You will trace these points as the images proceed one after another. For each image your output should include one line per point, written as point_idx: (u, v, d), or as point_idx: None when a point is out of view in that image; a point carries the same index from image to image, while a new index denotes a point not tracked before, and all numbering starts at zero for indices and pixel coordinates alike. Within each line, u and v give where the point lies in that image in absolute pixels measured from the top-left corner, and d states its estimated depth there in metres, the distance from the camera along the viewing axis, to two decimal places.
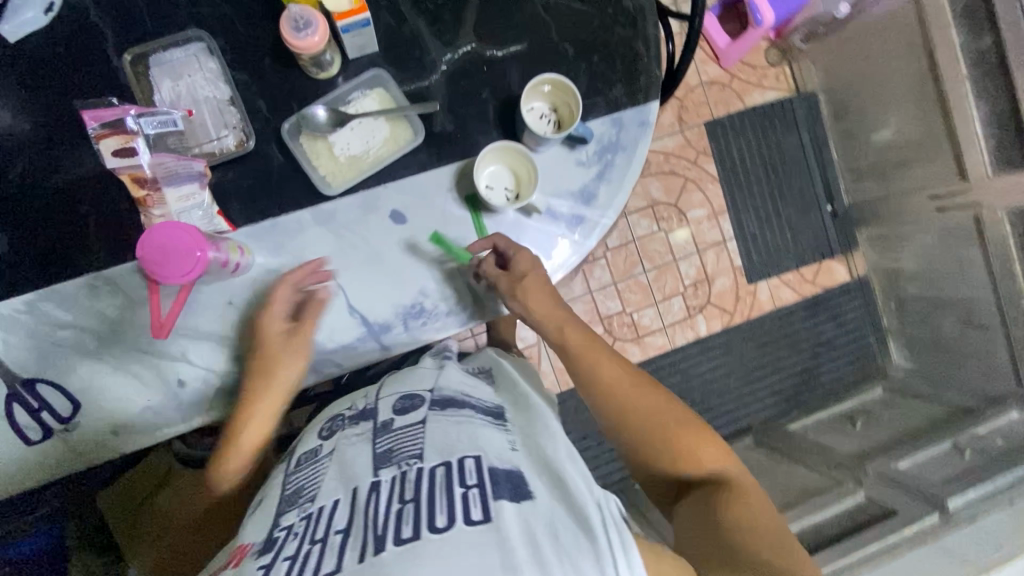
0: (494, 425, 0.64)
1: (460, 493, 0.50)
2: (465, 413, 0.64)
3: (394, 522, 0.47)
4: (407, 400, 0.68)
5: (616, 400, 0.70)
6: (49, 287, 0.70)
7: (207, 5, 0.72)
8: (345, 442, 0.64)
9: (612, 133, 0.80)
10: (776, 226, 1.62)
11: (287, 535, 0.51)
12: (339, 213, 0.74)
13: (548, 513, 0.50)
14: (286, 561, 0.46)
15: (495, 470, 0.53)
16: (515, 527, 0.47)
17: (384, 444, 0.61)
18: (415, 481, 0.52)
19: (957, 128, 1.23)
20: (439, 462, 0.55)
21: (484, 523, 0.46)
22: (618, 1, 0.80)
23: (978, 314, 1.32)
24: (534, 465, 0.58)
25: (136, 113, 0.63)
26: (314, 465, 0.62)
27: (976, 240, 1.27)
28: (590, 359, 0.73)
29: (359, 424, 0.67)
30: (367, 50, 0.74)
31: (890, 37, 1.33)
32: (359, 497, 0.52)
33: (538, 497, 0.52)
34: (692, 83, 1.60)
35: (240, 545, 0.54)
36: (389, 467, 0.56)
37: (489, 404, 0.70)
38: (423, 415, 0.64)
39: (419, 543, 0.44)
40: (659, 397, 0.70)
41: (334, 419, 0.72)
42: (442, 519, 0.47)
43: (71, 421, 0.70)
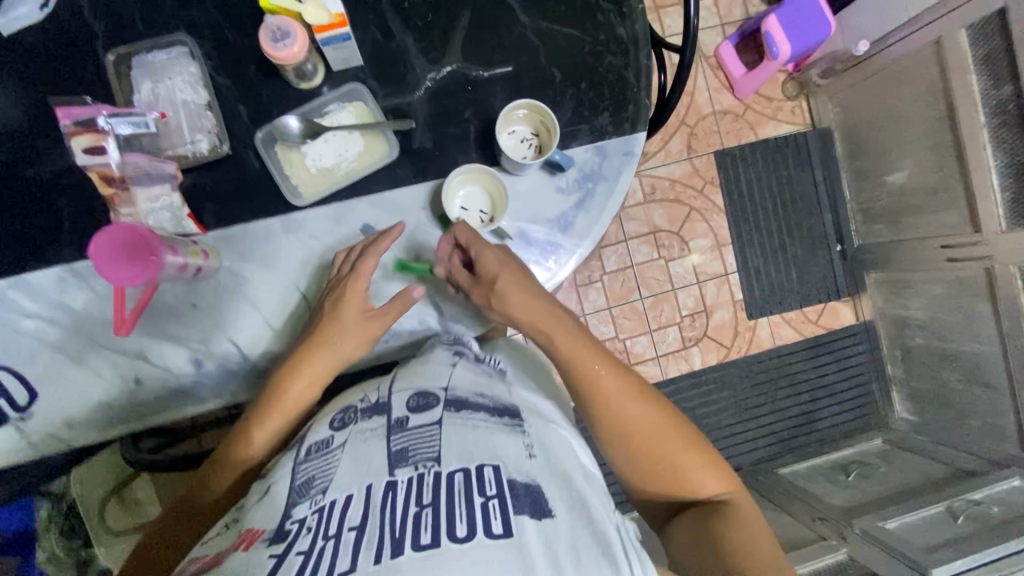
0: (511, 428, 0.55)
1: (479, 503, 0.44)
2: (481, 416, 0.56)
3: (413, 528, 0.41)
4: (423, 396, 0.59)
5: (612, 414, 0.64)
6: (18, 276, 0.70)
7: (197, 10, 0.73)
8: (359, 436, 0.54)
9: (595, 161, 0.78)
10: (781, 262, 1.57)
11: (299, 528, 0.43)
12: (310, 223, 0.73)
13: (569, 532, 0.45)
14: (302, 555, 0.39)
15: (515, 481, 0.47)
16: (537, 545, 0.41)
17: (401, 440, 0.52)
18: (435, 486, 0.45)
19: (972, 176, 1.16)
20: (457, 467, 0.48)
21: (507, 539, 0.41)
22: (611, 29, 0.79)
23: (984, 373, 1.25)
24: (552, 475, 0.51)
25: (109, 113, 0.64)
26: (325, 455, 0.53)
27: (986, 295, 1.20)
28: (586, 369, 0.65)
29: (373, 418, 0.57)
30: (351, 63, 0.74)
31: (907, 80, 1.26)
32: (374, 495, 0.45)
33: (558, 514, 0.46)
34: (704, 111, 1.56)
35: (249, 528, 0.45)
36: (406, 467, 0.48)
37: (507, 403, 0.61)
38: (442, 413, 0.56)
39: (440, 554, 0.39)
40: (654, 408, 0.65)
41: (346, 410, 0.61)
42: (463, 528, 0.41)
43: (26, 411, 0.70)
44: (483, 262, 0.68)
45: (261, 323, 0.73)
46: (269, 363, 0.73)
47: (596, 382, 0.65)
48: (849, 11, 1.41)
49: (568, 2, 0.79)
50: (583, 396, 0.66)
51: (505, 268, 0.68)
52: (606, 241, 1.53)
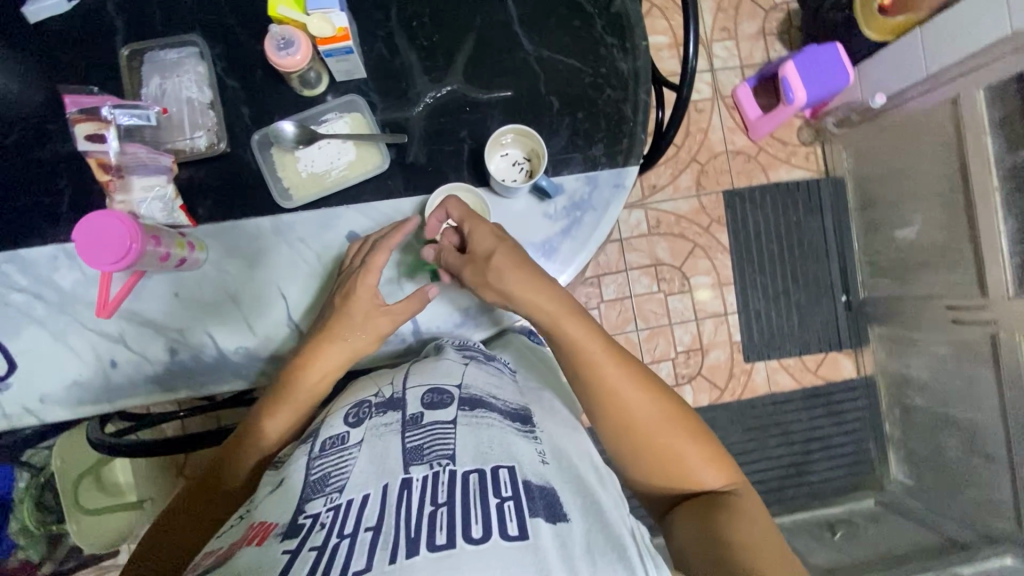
0: (523, 432, 0.54)
1: (494, 505, 0.42)
2: (495, 414, 0.54)
3: (428, 528, 0.40)
4: (438, 393, 0.56)
5: (612, 400, 0.63)
6: (13, 251, 0.73)
7: (214, 13, 0.76)
8: (374, 433, 0.51)
9: (585, 191, 0.78)
10: (784, 307, 1.53)
11: (312, 523, 0.42)
12: (298, 225, 0.75)
13: (584, 537, 0.44)
14: (314, 551, 0.39)
15: (531, 484, 0.46)
16: (553, 548, 0.40)
17: (417, 437, 0.50)
18: (450, 486, 0.44)
19: (981, 236, 1.13)
20: (473, 467, 0.46)
21: (523, 542, 0.40)
22: (614, 63, 0.80)
23: (983, 442, 1.19)
24: (567, 481, 0.50)
25: (113, 105, 0.70)
26: (339, 452, 0.50)
27: (990, 361, 1.15)
28: (589, 355, 0.64)
29: (387, 412, 0.54)
30: (355, 75, 0.76)
31: (921, 134, 1.26)
32: (390, 494, 0.43)
33: (573, 519, 0.45)
34: (716, 150, 1.52)
35: (261, 523, 0.44)
36: (421, 465, 0.46)
37: (516, 405, 0.59)
38: (458, 413, 0.53)
39: (456, 556, 0.38)
40: (657, 397, 0.63)
41: (360, 404, 0.57)
42: (479, 530, 0.40)
43: (5, 381, 0.72)
44: (476, 240, 0.68)
45: (241, 317, 0.74)
46: (244, 359, 0.75)
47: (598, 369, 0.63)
48: (869, 63, 1.34)
49: (573, 34, 0.80)
50: (583, 382, 0.64)
51: (501, 244, 0.68)
52: (605, 269, 1.50)
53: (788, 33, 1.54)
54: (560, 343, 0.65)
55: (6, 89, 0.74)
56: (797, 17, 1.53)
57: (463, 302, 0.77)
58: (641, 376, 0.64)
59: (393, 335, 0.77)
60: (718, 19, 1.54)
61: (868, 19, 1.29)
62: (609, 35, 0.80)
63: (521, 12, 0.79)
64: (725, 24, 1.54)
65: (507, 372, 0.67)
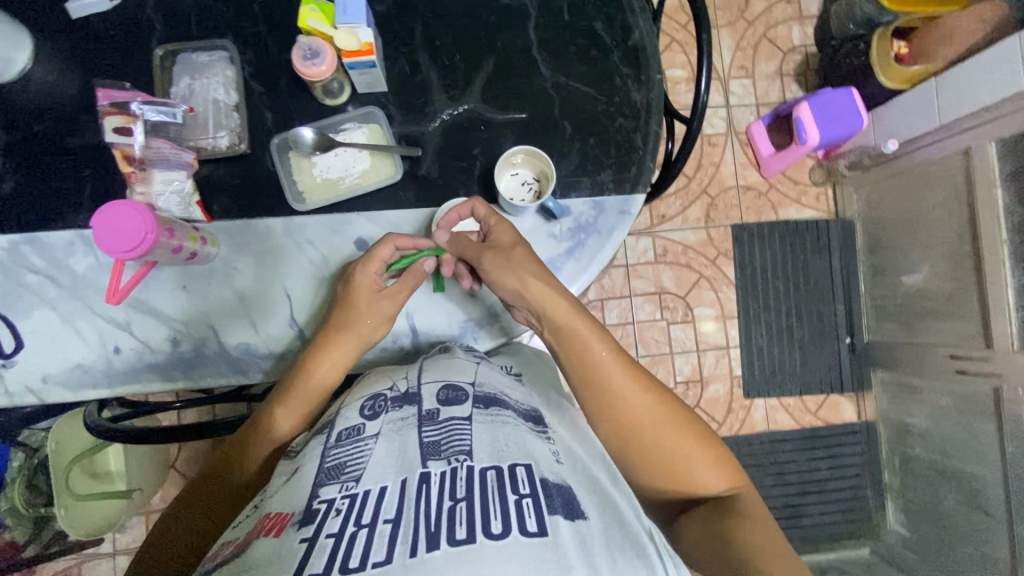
0: (536, 432, 0.55)
1: (513, 501, 0.42)
2: (510, 414, 0.55)
3: (448, 522, 0.40)
4: (453, 389, 0.57)
5: (620, 407, 0.62)
6: (33, 233, 0.75)
7: (246, 21, 0.79)
8: (392, 428, 0.52)
9: (591, 214, 0.79)
10: (787, 345, 1.52)
11: (328, 509, 0.42)
12: (308, 227, 0.77)
13: (602, 536, 0.43)
14: (332, 538, 0.39)
15: (548, 481, 0.46)
16: (573, 545, 0.40)
17: (434, 432, 0.50)
18: (468, 481, 0.44)
19: (988, 287, 1.12)
20: (490, 464, 0.46)
21: (543, 539, 0.39)
22: (627, 93, 0.82)
23: (983, 498, 1.16)
24: (583, 482, 0.50)
25: (142, 101, 0.72)
26: (356, 442, 0.50)
27: (993, 415, 1.13)
28: (595, 358, 0.64)
29: (403, 407, 0.55)
30: (376, 88, 0.79)
31: (933, 183, 1.25)
32: (409, 487, 0.43)
33: (591, 518, 0.45)
34: (727, 184, 1.54)
35: (279, 513, 0.45)
36: (438, 461, 0.47)
37: (527, 406, 0.60)
38: (473, 410, 0.54)
39: (476, 550, 0.37)
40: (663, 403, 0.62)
41: (375, 397, 0.57)
42: (499, 525, 0.40)
43: (10, 358, 0.74)
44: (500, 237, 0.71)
45: (245, 313, 0.76)
46: (244, 354, 0.76)
47: (604, 372, 0.63)
48: (882, 109, 1.37)
49: (590, 63, 0.82)
50: (590, 384, 0.64)
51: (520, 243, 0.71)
52: (609, 294, 1.50)
53: (804, 75, 1.56)
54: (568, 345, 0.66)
55: (43, 79, 0.77)
56: (815, 61, 1.56)
57: (469, 309, 0.79)
58: (647, 380, 0.64)
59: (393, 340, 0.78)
60: (736, 57, 1.56)
61: (885, 68, 1.29)
62: (624, 66, 0.83)
63: (541, 39, 0.82)
64: (743, 63, 1.56)
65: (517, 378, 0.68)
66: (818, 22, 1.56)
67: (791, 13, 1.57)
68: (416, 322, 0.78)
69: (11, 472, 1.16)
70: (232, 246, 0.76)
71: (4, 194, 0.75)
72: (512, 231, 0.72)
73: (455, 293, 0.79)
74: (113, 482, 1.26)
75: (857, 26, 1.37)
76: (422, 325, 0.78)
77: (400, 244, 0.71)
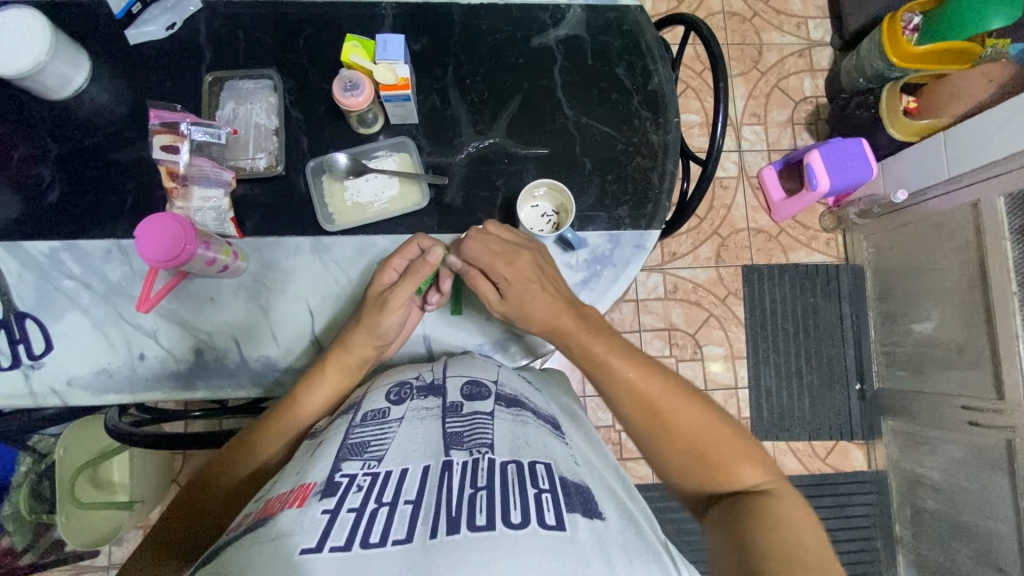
0: (555, 434, 0.60)
1: (533, 494, 0.46)
2: (530, 415, 0.60)
3: (468, 509, 0.43)
4: (476, 385, 0.64)
5: (636, 408, 0.62)
6: (73, 240, 0.79)
7: (291, 54, 0.84)
8: (415, 415, 0.58)
9: (607, 247, 0.82)
10: (795, 388, 1.52)
11: (350, 484, 0.47)
12: (335, 246, 0.80)
13: (618, 536, 0.46)
14: (353, 512, 0.43)
15: (566, 481, 0.49)
16: (589, 541, 0.43)
17: (457, 423, 0.56)
18: (490, 471, 0.48)
19: (1000, 339, 1.12)
20: (510, 458, 0.51)
21: (560, 532, 0.42)
22: (646, 134, 0.86)
23: (997, 555, 1.14)
24: (599, 485, 0.53)
25: (190, 121, 0.76)
26: (381, 425, 0.57)
27: (1007, 469, 1.11)
28: (601, 365, 0.64)
29: (428, 397, 0.61)
30: (408, 120, 0.83)
31: (942, 234, 1.26)
32: (431, 472, 0.48)
33: (608, 518, 0.48)
34: (738, 226, 1.57)
35: (302, 483, 0.49)
36: (461, 450, 0.51)
37: (545, 411, 0.66)
38: (495, 406, 0.60)
39: (495, 537, 0.41)
40: (681, 402, 0.61)
41: (401, 385, 0.65)
42: (518, 516, 0.43)
43: (38, 360, 0.77)
44: (511, 287, 0.68)
45: (267, 327, 0.78)
46: (264, 366, 0.78)
47: (612, 375, 0.63)
48: (892, 160, 1.41)
49: (610, 104, 0.86)
50: (599, 387, 0.65)
51: (534, 292, 0.68)
52: (619, 327, 1.52)
53: (816, 124, 1.61)
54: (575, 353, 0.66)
55: (98, 98, 0.82)
56: (825, 112, 1.61)
57: (492, 332, 0.81)
58: (661, 376, 0.63)
59: (410, 357, 0.80)
60: (749, 105, 1.62)
61: (894, 121, 1.35)
62: (643, 109, 0.87)
63: (565, 80, 0.87)
64: (756, 110, 1.62)
65: (530, 383, 0.73)
66: (829, 75, 1.62)
67: (802, 65, 1.64)
68: (433, 342, 0.81)
69: (17, 478, 1.17)
70: (255, 249, 0.79)
71: (50, 204, 0.79)
72: (527, 268, 0.69)
73: (473, 316, 0.81)
74: (115, 493, 1.26)
75: (867, 81, 1.42)
76: (438, 341, 0.81)
77: (423, 244, 0.73)
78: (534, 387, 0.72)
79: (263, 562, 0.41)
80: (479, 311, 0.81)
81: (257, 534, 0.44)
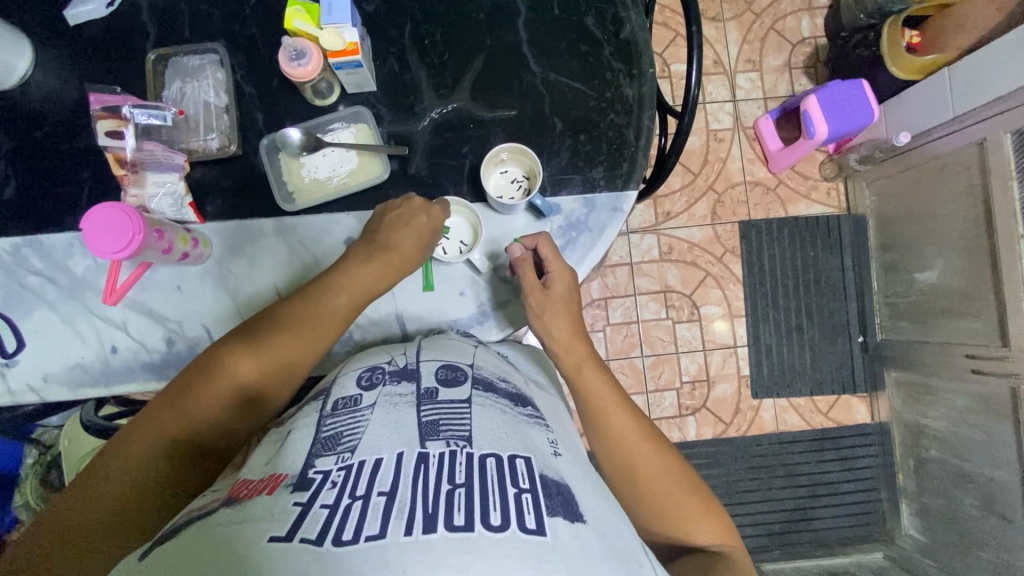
0: (537, 423, 0.59)
1: (513, 495, 0.44)
2: (510, 403, 0.59)
3: (446, 506, 0.42)
4: (451, 370, 0.62)
5: (623, 448, 0.65)
6: (33, 235, 0.77)
7: (238, 24, 0.80)
8: (388, 400, 0.56)
9: (582, 212, 0.79)
10: (797, 344, 1.49)
11: (324, 480, 0.45)
12: (299, 227, 0.78)
13: (601, 540, 0.45)
14: (326, 508, 0.41)
15: (547, 478, 0.48)
16: (571, 548, 0.42)
17: (431, 411, 0.54)
18: (468, 467, 0.46)
19: (1005, 284, 1.07)
20: (490, 452, 0.49)
21: (541, 537, 0.41)
22: (619, 88, 0.81)
23: (1001, 502, 1.11)
24: (581, 480, 0.52)
25: (132, 104, 0.74)
26: (354, 413, 0.55)
27: (1011, 417, 1.08)
28: (597, 403, 0.68)
29: (401, 383, 0.59)
30: (365, 88, 0.79)
31: (947, 177, 1.19)
32: (407, 463, 0.46)
33: (589, 520, 0.46)
34: (734, 180, 1.51)
35: (274, 473, 0.48)
36: (437, 441, 0.50)
37: (524, 394, 0.65)
38: (472, 393, 0.58)
39: (473, 539, 0.39)
40: (661, 452, 0.65)
41: (373, 370, 0.63)
42: (498, 518, 0.42)
43: (12, 357, 0.76)
44: (555, 285, 0.73)
45: (237, 313, 0.77)
46: None
47: (604, 418, 0.67)
48: (894, 101, 1.33)
49: (580, 58, 0.81)
50: (589, 425, 0.68)
51: (567, 300, 0.74)
52: (613, 292, 1.49)
53: (814, 67, 1.52)
54: (577, 389, 0.70)
55: (44, 84, 0.79)
56: (825, 53, 1.52)
57: (469, 306, 0.79)
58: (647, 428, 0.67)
59: (384, 334, 0.79)
60: (743, 50, 1.53)
61: (896, 57, 1.27)
62: (616, 61, 0.81)
63: (531, 35, 0.81)
64: (750, 56, 1.53)
65: (508, 362, 0.72)
66: (828, 13, 1.52)
67: (800, 4, 1.53)
68: (405, 319, 0.79)
69: (26, 469, 1.21)
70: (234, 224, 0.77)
71: (7, 198, 0.77)
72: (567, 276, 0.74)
73: (446, 291, 0.79)
74: None
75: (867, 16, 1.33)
76: (411, 319, 0.79)
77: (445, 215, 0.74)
78: (513, 365, 0.71)
79: (231, 544, 0.39)
80: (453, 285, 0.79)
81: (225, 514, 0.42)
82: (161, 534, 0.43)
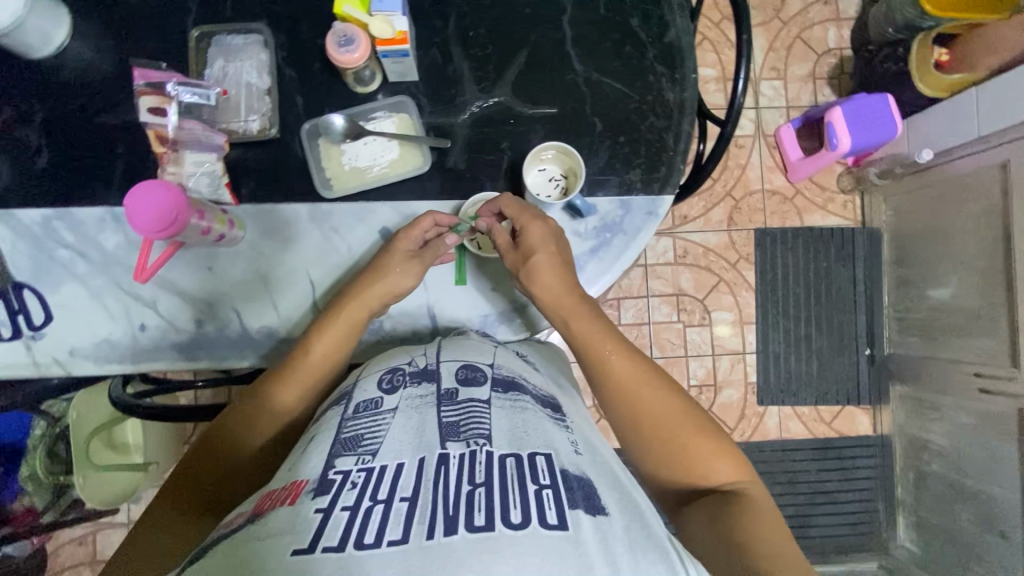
0: (553, 419, 0.59)
1: (534, 491, 0.45)
2: (529, 399, 0.59)
3: (466, 508, 0.42)
4: (471, 370, 0.61)
5: (627, 398, 0.65)
6: (65, 208, 0.76)
7: (281, 5, 0.79)
8: (409, 404, 0.56)
9: (618, 214, 0.79)
10: (804, 353, 1.50)
11: (344, 481, 0.46)
12: (334, 213, 0.77)
13: (622, 532, 0.45)
14: (347, 512, 0.42)
15: (568, 474, 0.48)
16: (592, 540, 0.42)
17: (451, 412, 0.54)
18: (488, 466, 0.47)
19: (1019, 305, 1.08)
20: (510, 451, 0.49)
21: (562, 532, 0.42)
22: (661, 91, 0.81)
23: (999, 519, 1.13)
24: (602, 475, 0.52)
25: (178, 81, 0.73)
26: (374, 416, 0.55)
27: (1015, 436, 1.09)
28: (597, 354, 0.68)
29: (421, 384, 0.59)
30: (407, 78, 0.78)
31: (967, 196, 1.20)
32: (428, 466, 0.47)
33: (611, 512, 0.47)
34: (753, 187, 1.51)
35: (294, 480, 0.48)
36: (457, 442, 0.50)
37: (545, 393, 0.64)
38: (492, 393, 0.58)
39: (494, 538, 0.40)
40: (667, 398, 0.65)
41: (394, 371, 0.62)
42: (518, 516, 0.42)
43: (39, 331, 0.76)
44: (529, 237, 0.71)
45: (266, 297, 0.77)
46: (264, 335, 0.77)
47: (607, 370, 0.67)
48: (919, 117, 1.33)
49: (624, 59, 0.81)
50: (592, 376, 0.68)
51: (545, 248, 0.70)
52: (626, 293, 1.49)
53: (838, 79, 1.52)
54: (574, 340, 0.70)
55: (81, 55, 0.78)
56: (850, 65, 1.52)
57: (500, 304, 0.79)
58: (650, 375, 0.67)
59: (413, 325, 0.79)
60: (769, 58, 1.53)
61: (925, 74, 1.26)
62: (659, 64, 0.81)
63: (575, 33, 0.81)
64: (775, 63, 1.53)
65: (529, 363, 0.71)
66: (855, 25, 1.52)
67: (828, 14, 1.53)
68: (436, 311, 0.79)
69: (33, 441, 1.16)
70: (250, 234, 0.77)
71: (39, 169, 0.76)
72: (543, 229, 0.71)
73: (480, 285, 0.79)
74: (131, 454, 1.25)
75: (896, 30, 1.32)
76: (441, 312, 0.79)
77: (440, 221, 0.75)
78: (533, 366, 0.70)
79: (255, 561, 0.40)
80: (485, 280, 0.79)
81: (252, 530, 0.42)
82: (194, 552, 0.44)
